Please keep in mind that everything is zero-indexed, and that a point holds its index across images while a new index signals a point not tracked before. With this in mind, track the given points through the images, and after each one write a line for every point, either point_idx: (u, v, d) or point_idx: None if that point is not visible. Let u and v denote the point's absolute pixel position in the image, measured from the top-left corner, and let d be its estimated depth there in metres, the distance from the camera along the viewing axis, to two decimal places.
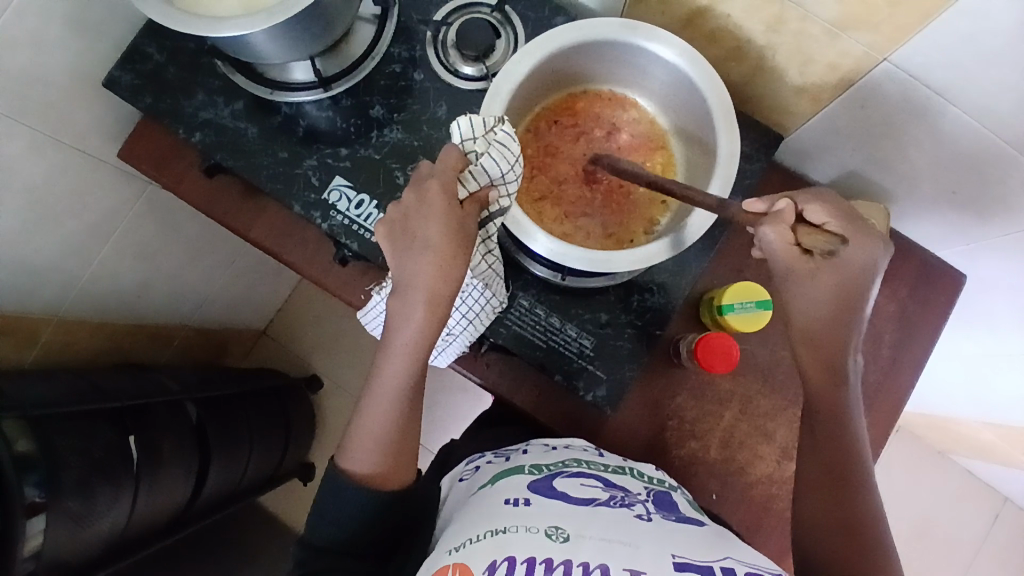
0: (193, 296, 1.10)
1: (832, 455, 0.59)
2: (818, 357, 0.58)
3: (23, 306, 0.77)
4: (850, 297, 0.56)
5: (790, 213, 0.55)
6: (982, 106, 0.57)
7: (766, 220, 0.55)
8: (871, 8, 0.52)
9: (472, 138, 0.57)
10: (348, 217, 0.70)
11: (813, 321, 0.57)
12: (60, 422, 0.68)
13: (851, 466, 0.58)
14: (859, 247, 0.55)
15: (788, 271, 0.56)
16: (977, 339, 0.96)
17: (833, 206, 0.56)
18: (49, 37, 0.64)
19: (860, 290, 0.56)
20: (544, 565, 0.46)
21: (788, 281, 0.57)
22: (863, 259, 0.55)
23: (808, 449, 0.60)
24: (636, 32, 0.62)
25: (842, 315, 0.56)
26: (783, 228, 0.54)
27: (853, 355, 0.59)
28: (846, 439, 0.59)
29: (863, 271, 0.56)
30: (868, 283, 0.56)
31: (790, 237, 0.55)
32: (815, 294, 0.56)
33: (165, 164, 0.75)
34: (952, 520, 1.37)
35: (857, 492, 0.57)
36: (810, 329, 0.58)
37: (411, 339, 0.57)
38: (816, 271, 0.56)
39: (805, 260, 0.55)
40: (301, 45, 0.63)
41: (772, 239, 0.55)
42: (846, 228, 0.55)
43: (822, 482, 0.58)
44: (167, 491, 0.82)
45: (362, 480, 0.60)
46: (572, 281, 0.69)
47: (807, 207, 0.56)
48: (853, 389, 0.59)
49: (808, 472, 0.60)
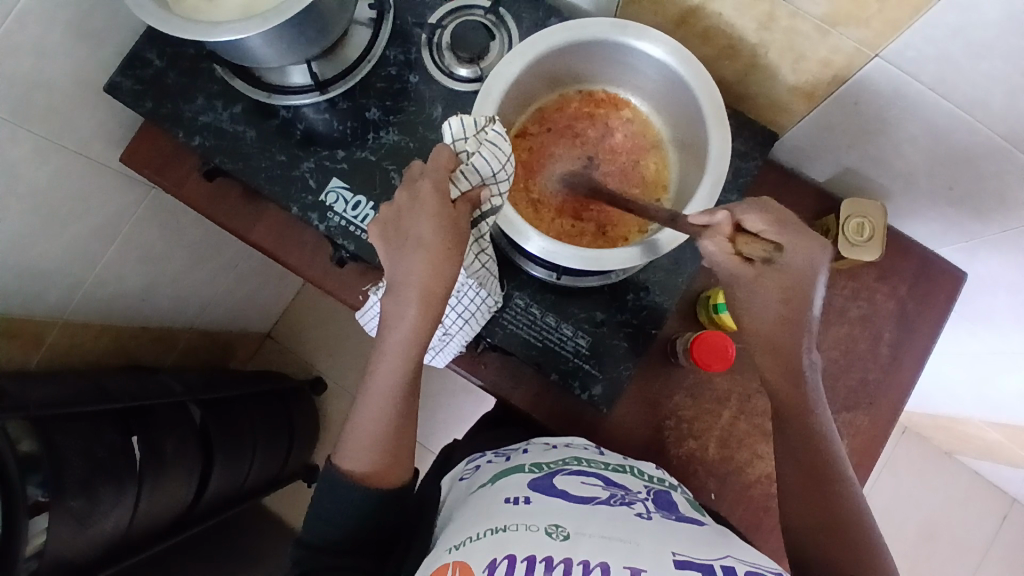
0: (196, 300, 1.11)
1: (806, 450, 0.59)
2: (779, 363, 0.59)
3: (30, 308, 0.79)
4: (793, 301, 0.56)
5: (727, 225, 0.55)
6: (974, 100, 0.57)
7: (705, 234, 0.55)
8: (860, 4, 0.52)
9: (463, 137, 0.58)
10: (345, 219, 0.71)
11: (765, 324, 0.58)
12: (63, 423, 0.69)
13: (829, 463, 0.58)
14: (798, 250, 0.55)
15: (731, 276, 0.58)
16: (981, 337, 0.95)
17: (771, 211, 0.56)
18: (51, 44, 0.65)
19: (804, 293, 0.56)
20: (544, 564, 0.46)
21: (733, 283, 0.58)
22: (802, 262, 0.56)
23: (783, 448, 0.61)
24: (625, 31, 0.63)
25: (789, 316, 0.57)
26: (722, 240, 0.55)
27: (808, 354, 0.58)
28: (818, 434, 0.59)
29: (805, 273, 0.56)
30: (812, 284, 0.56)
31: (729, 248, 0.56)
32: (760, 300, 0.57)
33: (167, 168, 0.76)
34: (960, 521, 1.35)
35: (836, 483, 0.57)
36: (761, 329, 0.59)
37: (404, 337, 0.57)
38: (758, 277, 0.57)
39: (746, 266, 0.57)
40: (298, 49, 0.64)
41: (710, 248, 0.56)
42: (784, 233, 0.55)
43: (801, 475, 0.58)
44: (171, 490, 0.83)
45: (357, 479, 0.61)
46: (567, 280, 0.70)
47: (746, 217, 0.56)
48: (816, 390, 0.59)
49: (787, 471, 0.60)
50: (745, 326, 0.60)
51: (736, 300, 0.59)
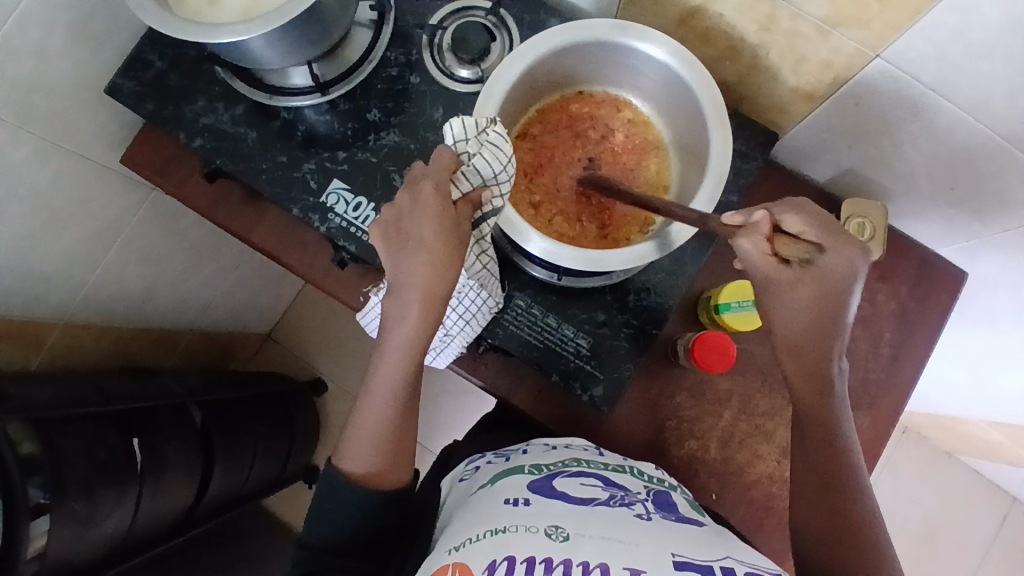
0: (197, 301, 1.11)
1: (822, 452, 0.59)
2: (803, 365, 0.59)
3: (30, 310, 0.79)
4: (828, 305, 0.56)
5: (766, 224, 0.55)
6: (974, 101, 0.57)
7: (742, 233, 0.55)
8: (860, 5, 0.53)
9: (464, 139, 0.58)
10: (346, 220, 0.71)
11: (799, 331, 0.58)
12: (64, 425, 0.69)
13: (843, 466, 0.58)
14: (838, 254, 0.55)
15: (766, 280, 0.57)
16: (982, 337, 0.95)
17: (811, 215, 0.56)
18: (52, 45, 0.65)
19: (841, 299, 0.56)
20: (544, 565, 0.46)
21: (769, 289, 0.57)
22: (842, 267, 0.55)
23: (801, 450, 0.61)
24: (626, 33, 0.63)
25: (821, 321, 0.57)
26: (759, 239, 0.55)
27: (837, 360, 0.59)
28: (834, 439, 0.59)
29: (844, 279, 0.56)
30: (849, 290, 0.56)
31: (766, 248, 0.55)
32: (795, 304, 0.57)
33: (168, 170, 0.76)
34: (961, 521, 1.35)
35: (849, 487, 0.57)
36: (794, 335, 0.58)
37: (406, 338, 0.57)
38: (795, 280, 0.56)
39: (783, 269, 0.56)
40: (300, 50, 0.64)
41: (748, 250, 0.56)
42: (823, 236, 0.55)
43: (816, 479, 0.59)
44: (172, 493, 0.83)
45: (359, 480, 0.61)
46: (568, 281, 0.70)
47: (784, 217, 0.56)
48: (840, 396, 0.60)
49: (801, 475, 0.60)
50: (777, 334, 0.59)
51: (768, 305, 0.58)
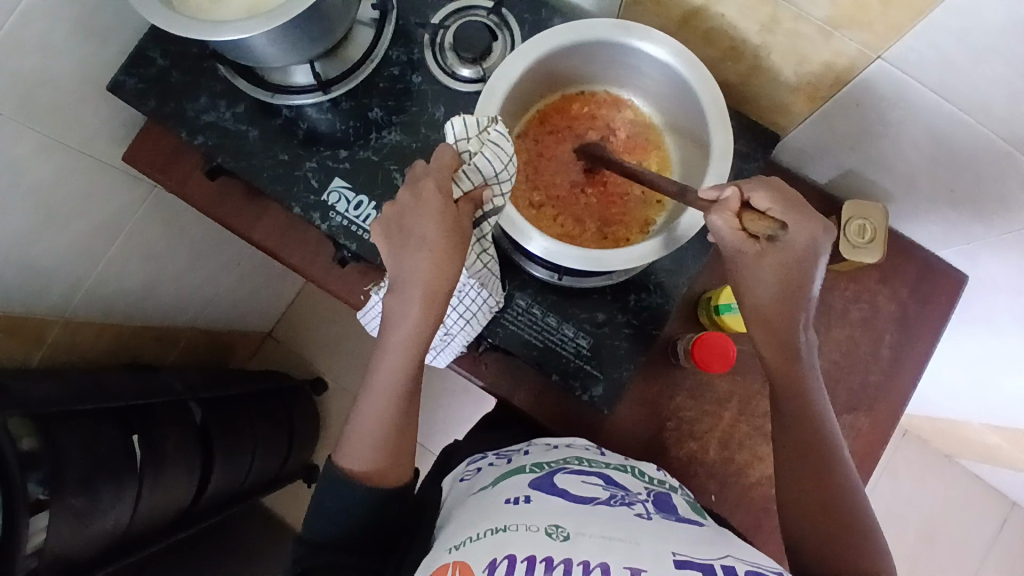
0: (197, 299, 1.11)
1: (804, 434, 0.59)
2: (773, 336, 0.59)
3: (32, 305, 0.79)
4: (795, 279, 0.57)
5: (735, 201, 0.55)
6: (976, 103, 0.57)
7: (712, 209, 0.56)
8: (863, 7, 0.53)
9: (465, 138, 0.58)
10: (347, 218, 0.71)
11: (766, 304, 0.59)
12: (65, 421, 0.69)
13: (823, 442, 0.58)
14: (804, 229, 0.56)
15: (735, 253, 0.58)
16: (982, 341, 0.95)
17: (778, 190, 0.57)
18: (56, 41, 0.65)
19: (806, 272, 0.57)
20: (544, 564, 0.46)
21: (739, 262, 0.58)
22: (807, 242, 0.56)
23: (780, 431, 0.61)
24: (629, 33, 0.63)
25: (790, 295, 0.58)
26: (729, 215, 0.55)
27: (804, 331, 0.59)
28: (815, 421, 0.59)
29: (809, 253, 0.57)
30: (813, 264, 0.57)
31: (735, 224, 0.56)
32: (764, 278, 0.57)
33: (169, 167, 0.76)
34: (960, 524, 1.35)
35: (833, 470, 0.57)
36: (762, 309, 0.59)
37: (407, 336, 0.57)
38: (763, 254, 0.57)
39: (750, 244, 0.57)
40: (302, 48, 0.64)
41: (719, 225, 0.56)
42: (789, 212, 0.56)
43: (796, 460, 0.59)
44: (173, 488, 0.83)
45: (358, 479, 0.61)
46: (569, 280, 0.70)
47: (754, 194, 0.56)
48: (809, 366, 0.60)
49: (783, 454, 0.60)
50: (747, 307, 0.60)
51: (738, 279, 0.59)
